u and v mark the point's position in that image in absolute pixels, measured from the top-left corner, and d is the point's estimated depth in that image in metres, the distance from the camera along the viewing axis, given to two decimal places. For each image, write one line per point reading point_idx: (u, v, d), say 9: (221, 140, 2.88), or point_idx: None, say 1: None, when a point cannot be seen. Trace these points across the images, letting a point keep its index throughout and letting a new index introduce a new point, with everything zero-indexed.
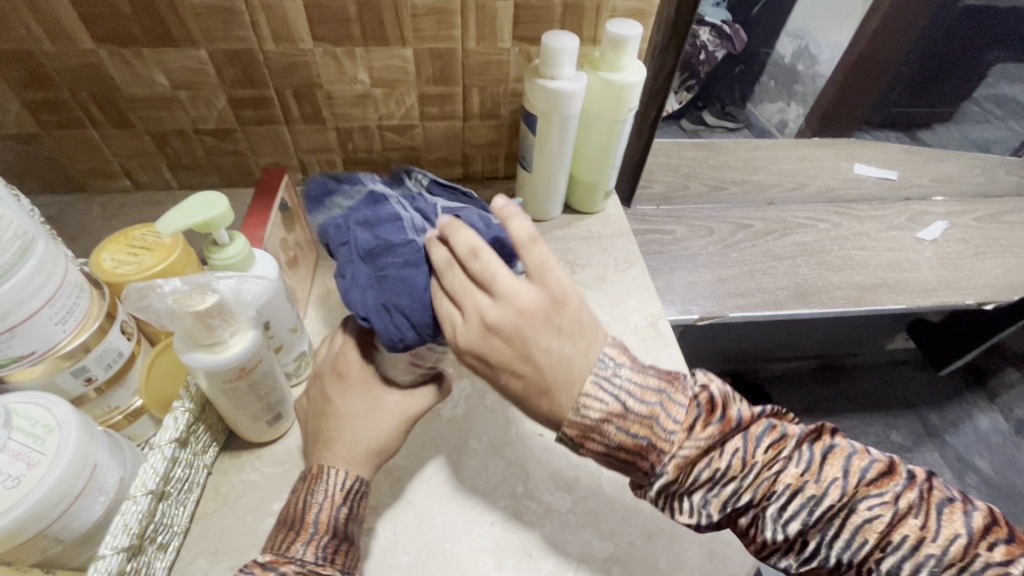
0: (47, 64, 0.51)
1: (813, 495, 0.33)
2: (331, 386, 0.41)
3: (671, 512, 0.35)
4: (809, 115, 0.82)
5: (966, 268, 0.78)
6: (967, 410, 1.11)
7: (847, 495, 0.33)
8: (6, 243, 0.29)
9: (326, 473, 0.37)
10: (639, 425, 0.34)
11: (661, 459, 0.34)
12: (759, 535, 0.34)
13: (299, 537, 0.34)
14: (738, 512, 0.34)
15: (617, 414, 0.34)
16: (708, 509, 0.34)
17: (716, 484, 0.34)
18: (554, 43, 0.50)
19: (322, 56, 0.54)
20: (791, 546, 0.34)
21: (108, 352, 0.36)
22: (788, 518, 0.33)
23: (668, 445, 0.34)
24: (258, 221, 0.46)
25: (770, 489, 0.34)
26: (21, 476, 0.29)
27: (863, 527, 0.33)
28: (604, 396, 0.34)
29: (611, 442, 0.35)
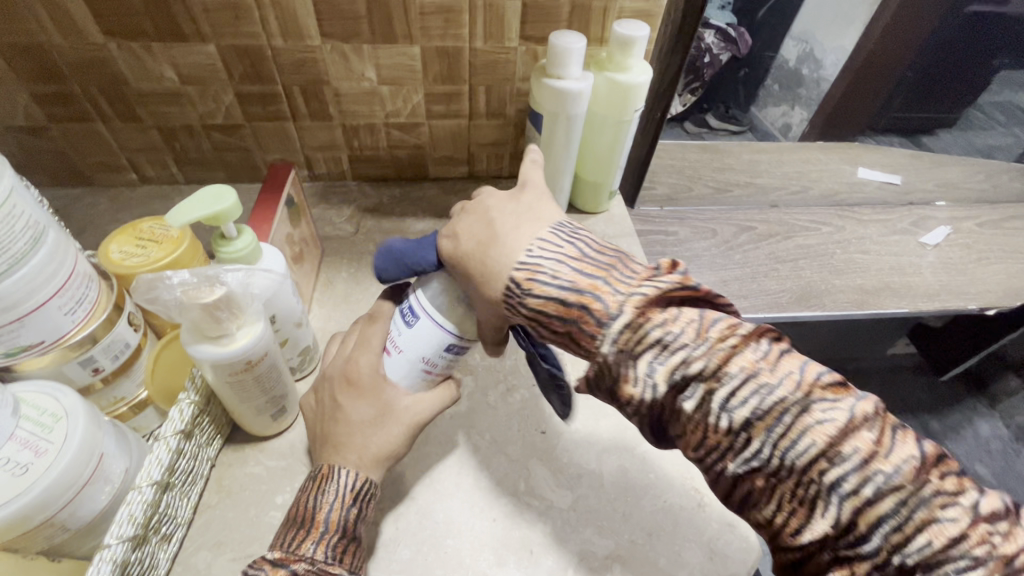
0: (57, 58, 0.51)
1: (769, 383, 0.28)
2: (342, 391, 0.40)
3: (618, 379, 0.31)
4: (816, 114, 0.83)
5: (968, 273, 0.78)
6: (967, 415, 1.12)
7: (803, 391, 0.28)
8: (18, 233, 0.29)
9: (336, 474, 0.37)
10: (584, 289, 0.32)
11: (609, 312, 0.31)
12: (701, 419, 0.29)
13: (310, 536, 0.34)
14: (681, 392, 0.30)
15: (567, 264, 0.33)
16: (652, 378, 0.30)
17: (664, 349, 0.30)
18: (561, 43, 0.50)
19: (330, 53, 0.54)
20: (732, 440, 0.29)
21: (114, 343, 0.36)
22: (737, 399, 0.28)
23: (615, 299, 0.32)
24: (265, 215, 0.47)
25: (721, 368, 0.29)
26: (30, 463, 0.30)
27: (810, 428, 0.27)
28: (559, 279, 0.33)
29: (556, 295, 0.33)
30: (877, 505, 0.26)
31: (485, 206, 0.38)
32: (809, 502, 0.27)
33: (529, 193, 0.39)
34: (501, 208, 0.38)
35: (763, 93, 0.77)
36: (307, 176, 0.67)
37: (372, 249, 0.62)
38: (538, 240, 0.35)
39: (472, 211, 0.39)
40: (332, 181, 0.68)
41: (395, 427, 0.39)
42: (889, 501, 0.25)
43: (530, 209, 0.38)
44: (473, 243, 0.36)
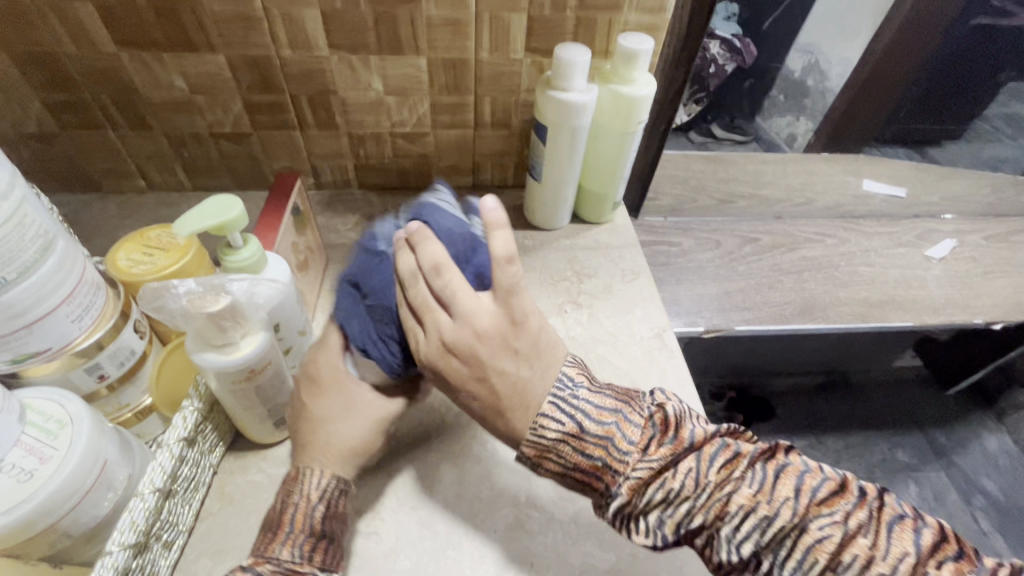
0: (70, 67, 0.52)
1: (768, 516, 0.31)
2: (303, 386, 0.39)
3: (631, 534, 0.34)
4: (818, 129, 0.86)
5: (975, 287, 0.77)
6: (975, 430, 1.11)
7: (800, 516, 0.31)
8: (28, 242, 0.29)
9: (303, 475, 0.37)
10: (595, 445, 0.34)
11: (615, 481, 0.34)
12: (715, 557, 0.32)
13: (276, 537, 0.34)
14: (692, 534, 0.33)
15: (571, 419, 0.35)
16: (662, 531, 0.33)
17: (669, 506, 0.33)
18: (566, 55, 0.50)
19: (337, 63, 0.55)
20: (746, 568, 0.32)
21: (120, 349, 0.36)
22: (741, 538, 0.32)
23: (623, 466, 0.34)
24: (272, 223, 0.47)
25: (722, 512, 0.32)
26: (34, 469, 0.30)
27: (812, 546, 0.31)
28: (572, 410, 0.35)
29: (566, 460, 0.35)
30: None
31: (454, 295, 0.36)
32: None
33: (507, 266, 0.35)
34: (492, 345, 0.35)
35: (769, 103, 0.80)
36: (313, 185, 0.67)
37: None
38: (544, 403, 0.35)
39: (443, 292, 0.36)
40: (337, 189, 0.68)
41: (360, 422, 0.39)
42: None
43: (511, 306, 0.36)
44: (481, 406, 0.36)
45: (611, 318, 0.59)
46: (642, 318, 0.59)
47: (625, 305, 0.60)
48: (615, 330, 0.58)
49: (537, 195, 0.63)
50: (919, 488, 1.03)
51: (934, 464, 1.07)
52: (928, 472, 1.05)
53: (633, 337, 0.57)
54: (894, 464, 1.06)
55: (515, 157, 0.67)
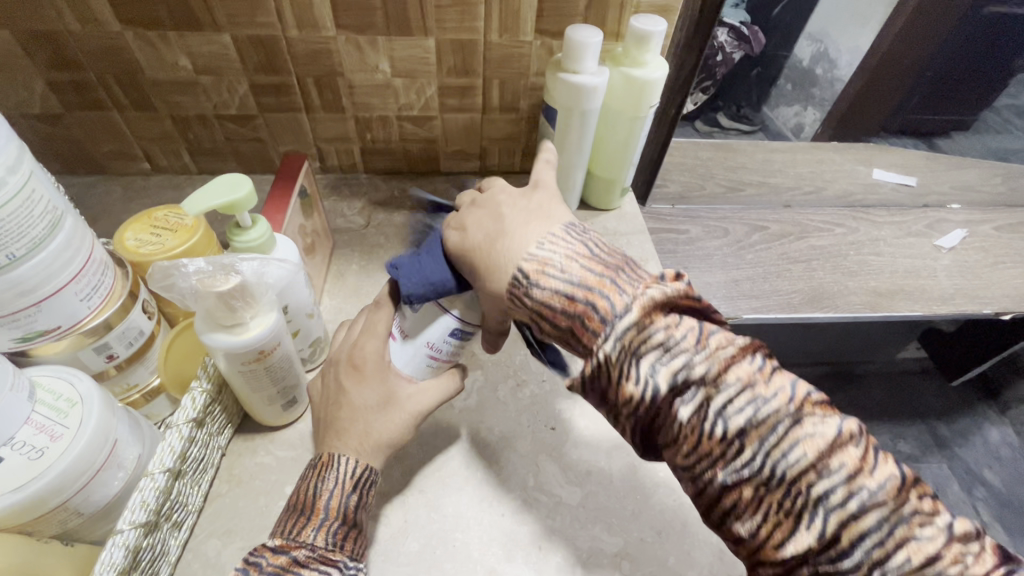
0: (73, 46, 0.52)
1: (764, 395, 0.27)
2: (346, 374, 0.39)
3: (619, 377, 0.30)
4: (826, 117, 0.83)
5: (984, 277, 0.77)
6: (978, 421, 1.11)
7: (796, 407, 0.27)
8: (37, 218, 0.29)
9: (337, 462, 0.37)
10: (595, 285, 0.31)
11: (611, 312, 0.30)
12: (692, 427, 0.28)
13: (310, 522, 0.34)
14: (676, 398, 0.28)
15: (578, 259, 0.33)
16: (652, 378, 0.28)
17: (666, 351, 0.29)
18: (577, 36, 0.49)
19: (344, 44, 0.54)
20: (723, 453, 0.27)
21: (129, 330, 0.36)
22: (732, 407, 0.27)
23: (622, 297, 0.30)
24: (278, 206, 0.47)
25: (721, 374, 0.28)
26: (45, 448, 0.30)
27: (802, 439, 0.26)
28: (569, 274, 0.32)
29: (563, 286, 0.32)
30: (861, 520, 0.25)
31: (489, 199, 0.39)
32: (794, 514, 0.26)
33: (536, 187, 0.39)
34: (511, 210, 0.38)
35: (776, 93, 0.76)
36: (319, 169, 0.67)
37: (383, 241, 0.62)
38: (548, 236, 0.35)
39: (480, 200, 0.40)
40: (343, 173, 0.68)
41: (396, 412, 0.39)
42: (873, 516, 0.25)
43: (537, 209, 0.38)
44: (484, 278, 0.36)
45: None
46: None
47: None
48: None
49: None
50: (921, 478, 1.04)
51: (936, 455, 1.07)
52: (929, 462, 1.06)
53: None
54: (896, 454, 1.06)
55: (523, 142, 0.66)
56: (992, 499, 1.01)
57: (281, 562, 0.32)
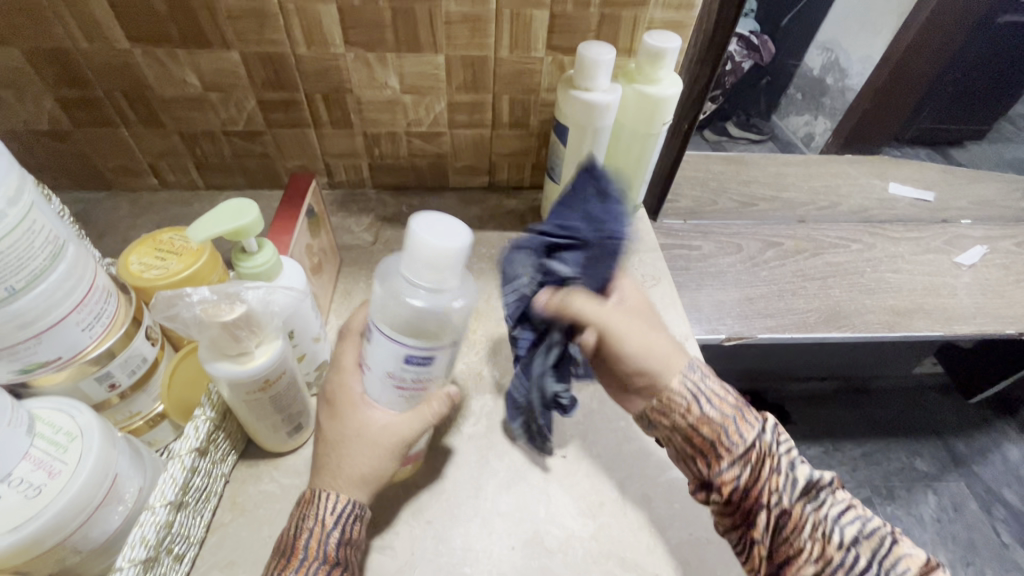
0: (82, 63, 0.51)
1: (866, 513, 0.34)
2: (325, 411, 0.38)
3: (757, 477, 0.35)
4: (837, 129, 0.82)
5: (1006, 295, 0.75)
6: (996, 439, 1.08)
7: (889, 528, 0.34)
8: (37, 248, 0.28)
9: (319, 497, 0.35)
10: (737, 398, 0.37)
11: (751, 422, 0.36)
12: (821, 534, 0.33)
13: (289, 565, 0.33)
14: (805, 500, 0.34)
15: (716, 383, 0.38)
16: (791, 480, 0.34)
17: (798, 464, 0.35)
18: (590, 54, 0.49)
19: (353, 61, 0.54)
20: (844, 554, 0.32)
21: (132, 357, 0.35)
22: (845, 521, 0.33)
23: (755, 417, 0.36)
24: (285, 226, 0.46)
25: (833, 490, 0.35)
26: (43, 485, 0.29)
27: (903, 556, 0.33)
28: (712, 392, 0.37)
29: (716, 396, 0.37)
30: None
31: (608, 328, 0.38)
32: None
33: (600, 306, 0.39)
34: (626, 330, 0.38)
35: (785, 102, 0.76)
36: (327, 184, 0.66)
37: None
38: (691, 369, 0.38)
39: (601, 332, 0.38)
40: (351, 189, 0.67)
41: (365, 450, 0.36)
42: None
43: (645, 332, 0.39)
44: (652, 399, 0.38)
45: None
46: (663, 326, 0.58)
47: None
48: None
49: (555, 197, 0.62)
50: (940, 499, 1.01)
51: (954, 474, 1.04)
52: (947, 481, 1.03)
53: None
54: (913, 473, 1.03)
55: (533, 157, 0.65)
56: (1012, 520, 0.99)
57: None
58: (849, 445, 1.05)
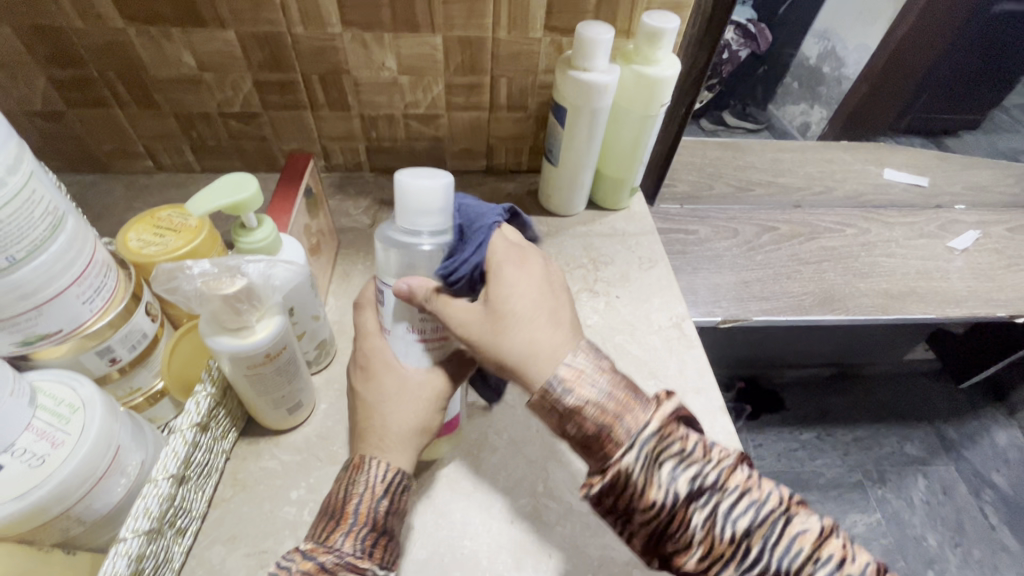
0: (76, 42, 0.51)
1: (761, 498, 0.32)
2: (358, 376, 0.38)
3: (640, 488, 0.32)
4: (832, 117, 0.81)
5: (997, 279, 0.76)
6: (986, 424, 1.10)
7: (785, 505, 0.32)
8: (37, 219, 0.28)
9: (368, 464, 0.35)
10: (616, 405, 0.33)
11: (625, 431, 0.32)
12: (706, 532, 0.31)
13: (339, 527, 0.33)
14: (694, 501, 0.32)
15: (603, 381, 0.33)
16: (674, 487, 0.31)
17: (681, 461, 0.32)
18: (589, 33, 0.49)
19: (350, 41, 0.53)
20: (735, 551, 0.31)
21: (133, 333, 0.35)
22: (737, 514, 0.32)
23: (637, 424, 0.32)
24: (283, 205, 0.46)
25: (726, 480, 0.32)
26: (47, 455, 0.29)
27: (796, 535, 0.31)
28: (599, 387, 0.33)
29: (586, 400, 0.33)
30: None
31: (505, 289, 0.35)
32: None
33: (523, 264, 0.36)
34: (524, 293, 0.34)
35: (783, 91, 0.75)
36: (323, 167, 0.66)
37: None
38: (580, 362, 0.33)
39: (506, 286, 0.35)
40: (349, 172, 0.67)
41: (412, 402, 0.36)
42: None
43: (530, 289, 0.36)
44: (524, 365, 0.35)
45: (629, 306, 0.58)
46: (660, 307, 0.58)
47: (642, 293, 0.59)
48: (633, 319, 0.57)
49: (553, 180, 0.62)
50: (929, 482, 1.02)
51: (944, 458, 1.05)
52: (938, 465, 1.04)
53: (652, 327, 0.56)
54: (904, 457, 1.05)
55: (531, 141, 0.65)
56: (1000, 502, 1.01)
57: (309, 567, 0.30)
58: (841, 430, 1.06)
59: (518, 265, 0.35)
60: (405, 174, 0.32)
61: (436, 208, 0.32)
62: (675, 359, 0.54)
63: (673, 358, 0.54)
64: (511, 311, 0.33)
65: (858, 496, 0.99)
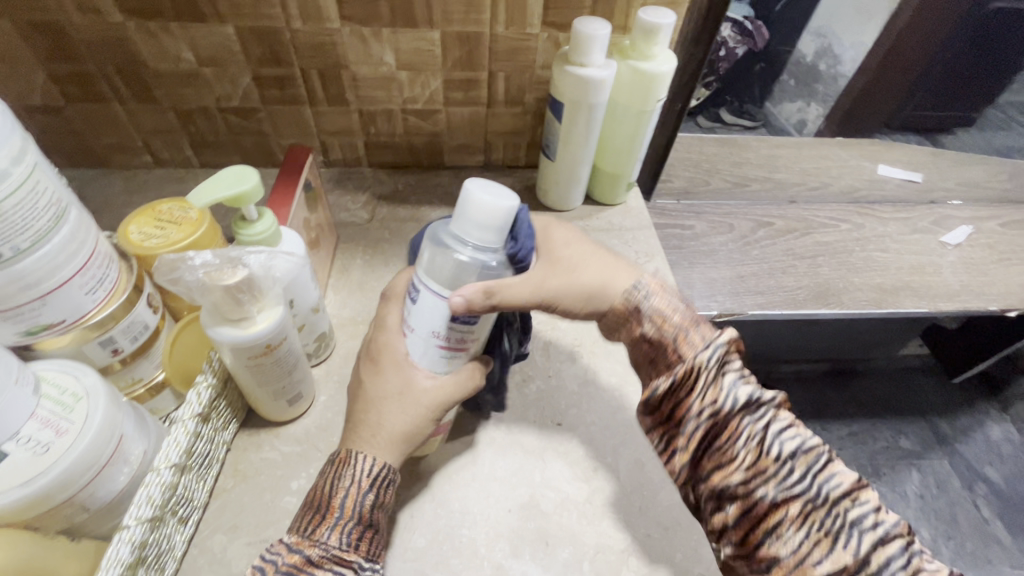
0: (75, 37, 0.51)
1: (806, 433, 0.35)
2: (366, 369, 0.38)
3: (698, 386, 0.36)
4: (829, 114, 0.82)
5: (989, 274, 0.77)
6: (980, 418, 1.11)
7: (830, 450, 0.34)
8: (41, 210, 0.29)
9: (355, 458, 0.36)
10: (682, 325, 0.38)
11: (692, 342, 0.37)
12: (754, 447, 0.34)
13: (324, 521, 0.33)
14: (747, 412, 0.35)
15: (679, 306, 0.39)
16: (733, 393, 0.35)
17: (743, 377, 0.36)
18: (586, 29, 0.49)
19: (349, 36, 0.54)
20: (778, 471, 0.33)
21: (135, 324, 0.36)
22: (784, 436, 0.34)
23: (701, 340, 0.37)
24: (283, 198, 0.46)
25: (779, 408, 0.36)
26: (51, 443, 0.29)
27: (837, 472, 0.33)
28: (675, 307, 0.39)
29: (657, 314, 0.39)
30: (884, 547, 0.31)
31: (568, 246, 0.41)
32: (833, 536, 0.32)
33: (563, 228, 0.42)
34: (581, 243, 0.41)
35: (779, 88, 0.76)
36: (322, 163, 0.66)
37: (388, 236, 0.62)
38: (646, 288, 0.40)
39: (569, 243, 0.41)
40: (347, 167, 0.67)
41: (411, 404, 0.37)
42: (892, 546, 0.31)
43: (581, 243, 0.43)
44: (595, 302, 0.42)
45: None
46: None
47: None
48: None
49: (550, 175, 0.62)
50: (923, 475, 1.03)
51: (938, 452, 1.06)
52: (931, 459, 1.05)
53: None
54: (899, 451, 1.06)
55: (528, 136, 0.66)
56: (993, 495, 1.02)
57: (296, 560, 0.32)
58: (836, 425, 1.07)
59: (564, 225, 0.42)
60: (474, 184, 0.32)
61: (496, 226, 0.32)
62: None
63: None
64: (568, 255, 0.39)
65: None
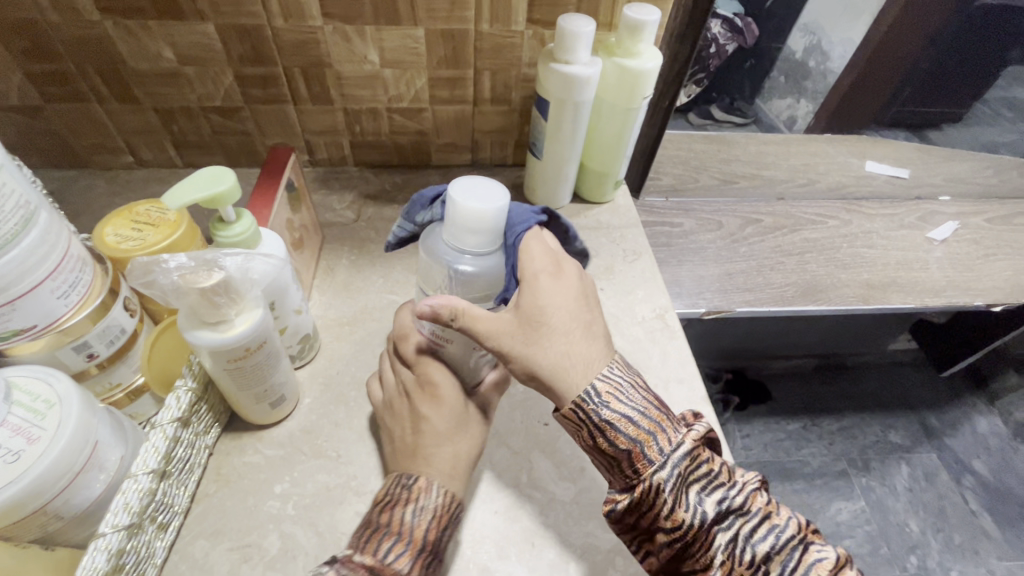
0: (51, 36, 0.50)
1: (780, 524, 0.35)
2: (421, 400, 0.40)
3: (672, 506, 0.34)
4: (819, 111, 0.82)
5: (975, 269, 0.77)
6: (968, 412, 1.12)
7: (802, 533, 0.35)
8: (8, 213, 0.28)
9: (431, 490, 0.37)
10: (641, 432, 0.35)
11: (654, 454, 0.35)
12: (727, 555, 0.34)
13: (403, 546, 0.34)
14: (718, 523, 0.34)
15: (638, 392, 0.37)
16: (701, 508, 0.34)
17: (706, 484, 0.35)
18: (570, 26, 0.49)
19: (331, 34, 0.53)
20: (753, 575, 0.34)
21: (110, 328, 0.35)
22: (757, 538, 0.34)
23: (662, 446, 0.35)
24: (265, 198, 0.45)
25: (750, 502, 0.35)
26: (22, 451, 0.29)
27: (814, 563, 0.34)
28: (634, 403, 0.36)
29: (613, 417, 0.36)
30: None
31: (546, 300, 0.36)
32: None
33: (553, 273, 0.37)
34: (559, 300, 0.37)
35: (769, 85, 0.75)
36: (308, 162, 0.66)
37: (374, 235, 0.61)
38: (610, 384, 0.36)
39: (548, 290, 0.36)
40: (333, 167, 0.67)
41: (467, 433, 0.40)
42: None
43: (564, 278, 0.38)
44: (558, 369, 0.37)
45: (613, 298, 0.58)
46: (643, 299, 0.59)
47: (626, 285, 0.60)
48: (616, 311, 0.57)
49: (537, 174, 0.62)
50: (912, 469, 1.04)
51: (927, 446, 1.07)
52: (920, 452, 1.06)
53: (635, 318, 0.57)
54: (888, 445, 1.06)
55: (516, 135, 0.66)
56: (980, 488, 1.03)
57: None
58: (827, 420, 1.07)
59: (556, 275, 0.37)
60: (467, 184, 0.34)
61: (484, 228, 0.34)
62: (658, 350, 0.54)
63: (656, 350, 0.54)
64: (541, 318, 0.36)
65: (843, 484, 1.00)
